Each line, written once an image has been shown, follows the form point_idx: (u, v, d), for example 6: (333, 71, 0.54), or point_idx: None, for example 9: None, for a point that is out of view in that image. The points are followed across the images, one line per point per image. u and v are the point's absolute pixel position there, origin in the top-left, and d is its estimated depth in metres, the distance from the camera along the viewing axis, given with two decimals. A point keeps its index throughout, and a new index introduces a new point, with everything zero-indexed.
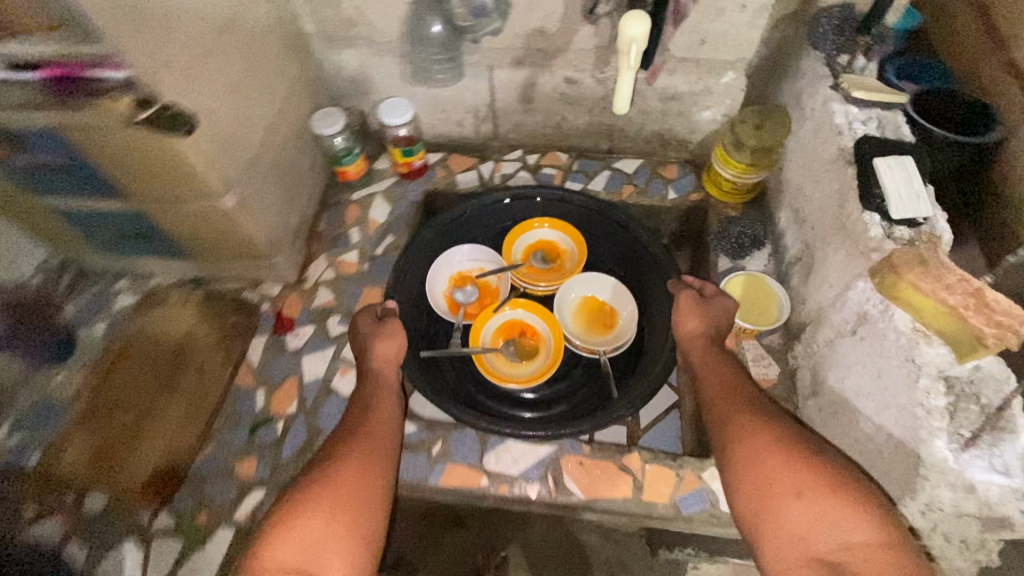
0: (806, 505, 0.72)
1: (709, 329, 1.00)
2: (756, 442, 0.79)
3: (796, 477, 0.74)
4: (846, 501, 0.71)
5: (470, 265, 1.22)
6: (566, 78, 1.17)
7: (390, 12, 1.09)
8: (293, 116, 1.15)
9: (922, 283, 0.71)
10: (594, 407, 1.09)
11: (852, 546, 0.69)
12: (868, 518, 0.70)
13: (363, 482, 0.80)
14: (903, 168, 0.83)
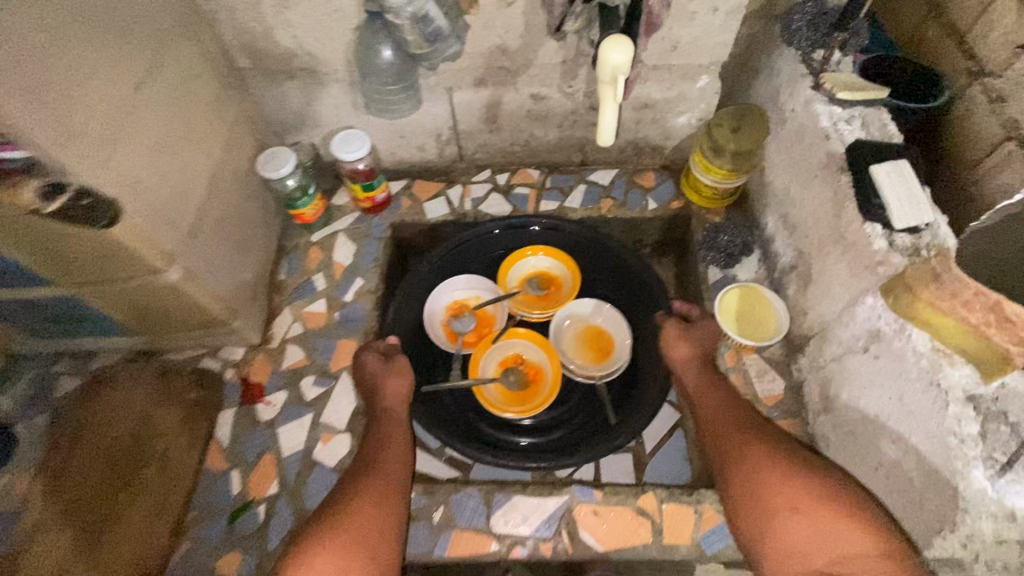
0: (802, 520, 0.71)
1: (697, 346, 0.97)
2: (751, 456, 0.79)
3: (792, 491, 0.73)
4: (843, 512, 0.70)
5: (465, 294, 1.16)
6: (532, 95, 1.10)
7: (336, 39, 0.99)
8: (237, 161, 1.04)
9: (939, 301, 0.67)
10: (594, 431, 1.06)
11: (852, 559, 0.67)
12: (866, 528, 0.68)
13: (368, 536, 0.76)
14: (901, 174, 0.79)
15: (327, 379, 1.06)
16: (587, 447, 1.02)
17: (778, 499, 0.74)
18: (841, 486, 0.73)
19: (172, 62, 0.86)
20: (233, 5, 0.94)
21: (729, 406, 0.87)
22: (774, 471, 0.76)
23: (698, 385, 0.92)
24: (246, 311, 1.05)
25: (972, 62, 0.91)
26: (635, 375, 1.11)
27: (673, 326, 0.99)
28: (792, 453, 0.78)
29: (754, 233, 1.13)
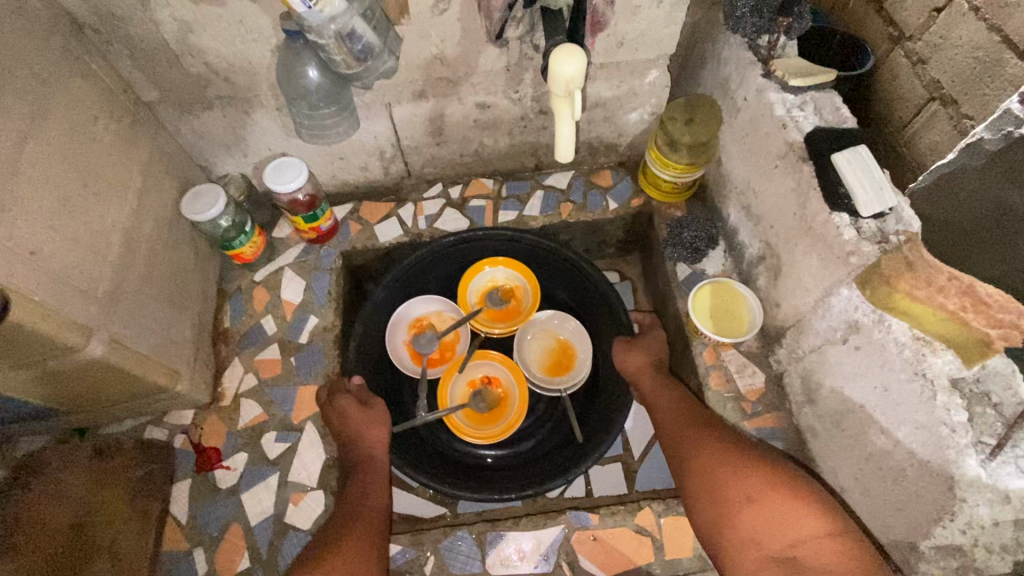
0: (758, 509, 0.73)
1: (652, 357, 0.99)
2: (708, 454, 0.81)
3: (748, 482, 0.76)
4: (795, 499, 0.73)
5: (427, 316, 1.11)
6: (477, 103, 1.04)
7: (254, 62, 0.90)
8: (157, 207, 0.93)
9: (918, 290, 0.67)
10: (561, 445, 1.05)
11: (806, 542, 0.69)
12: (815, 511, 0.72)
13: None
14: (861, 159, 0.77)
15: (290, 433, 0.97)
16: (554, 465, 1.01)
17: (736, 490, 0.76)
18: (794, 475, 0.76)
19: (60, 106, 0.75)
20: (129, 34, 0.83)
21: (688, 409, 0.89)
22: (731, 465, 0.79)
23: (658, 392, 0.94)
24: (189, 371, 0.95)
25: (892, 28, 0.92)
26: (596, 385, 1.09)
27: (622, 341, 1.02)
28: (745, 446, 0.81)
29: (717, 225, 1.11)
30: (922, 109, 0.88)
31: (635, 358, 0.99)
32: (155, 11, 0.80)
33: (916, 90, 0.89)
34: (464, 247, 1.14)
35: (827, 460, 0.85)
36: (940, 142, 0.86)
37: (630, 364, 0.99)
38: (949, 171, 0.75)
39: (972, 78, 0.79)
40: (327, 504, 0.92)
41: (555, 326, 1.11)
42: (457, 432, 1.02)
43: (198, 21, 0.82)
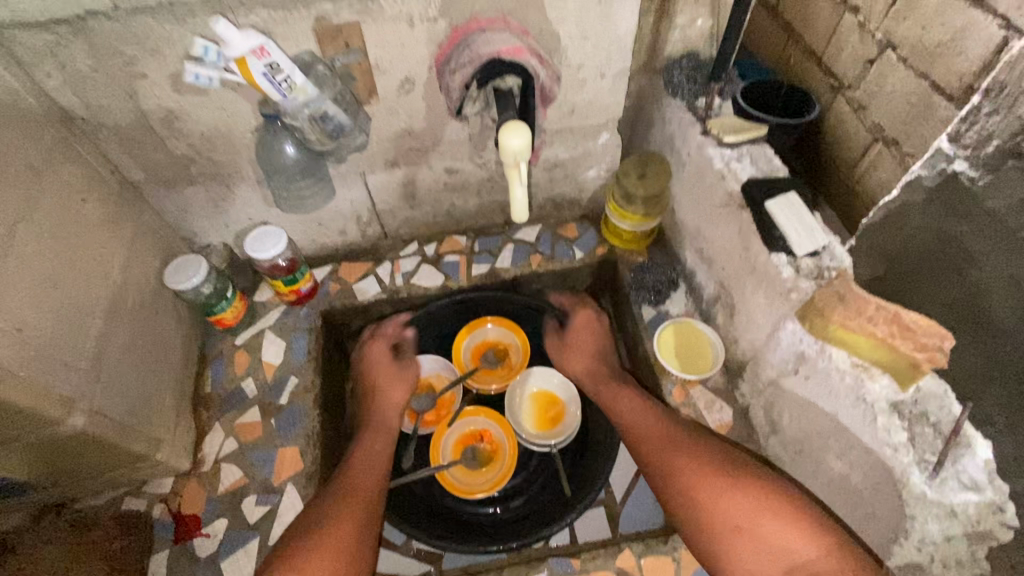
0: (746, 539, 0.72)
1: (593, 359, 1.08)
2: (687, 471, 0.81)
3: (735, 508, 0.75)
4: (781, 518, 0.72)
5: (428, 374, 1.16)
6: (446, 169, 1.12)
7: (235, 142, 0.97)
8: (140, 278, 0.97)
9: (849, 321, 0.73)
10: (551, 500, 1.07)
11: (801, 566, 0.68)
12: (804, 531, 0.70)
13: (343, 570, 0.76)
14: (792, 206, 0.85)
15: (271, 496, 0.98)
16: (541, 517, 1.03)
17: (725, 516, 0.75)
18: (782, 491, 0.75)
19: (51, 192, 0.81)
20: (117, 123, 0.90)
21: (651, 419, 0.91)
22: (714, 485, 0.78)
23: (613, 393, 1.00)
24: (169, 438, 0.96)
25: (834, 83, 1.27)
26: (585, 440, 1.12)
27: (557, 344, 1.14)
28: (727, 462, 0.80)
29: (677, 267, 1.18)
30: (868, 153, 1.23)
31: (578, 360, 1.10)
32: (143, 102, 0.88)
33: (863, 134, 1.23)
34: (462, 309, 1.23)
35: None
36: None
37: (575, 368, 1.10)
38: (894, 207, 0.82)
39: (909, 122, 1.11)
40: None
41: (544, 381, 1.15)
42: (449, 488, 1.05)
43: (182, 109, 0.90)
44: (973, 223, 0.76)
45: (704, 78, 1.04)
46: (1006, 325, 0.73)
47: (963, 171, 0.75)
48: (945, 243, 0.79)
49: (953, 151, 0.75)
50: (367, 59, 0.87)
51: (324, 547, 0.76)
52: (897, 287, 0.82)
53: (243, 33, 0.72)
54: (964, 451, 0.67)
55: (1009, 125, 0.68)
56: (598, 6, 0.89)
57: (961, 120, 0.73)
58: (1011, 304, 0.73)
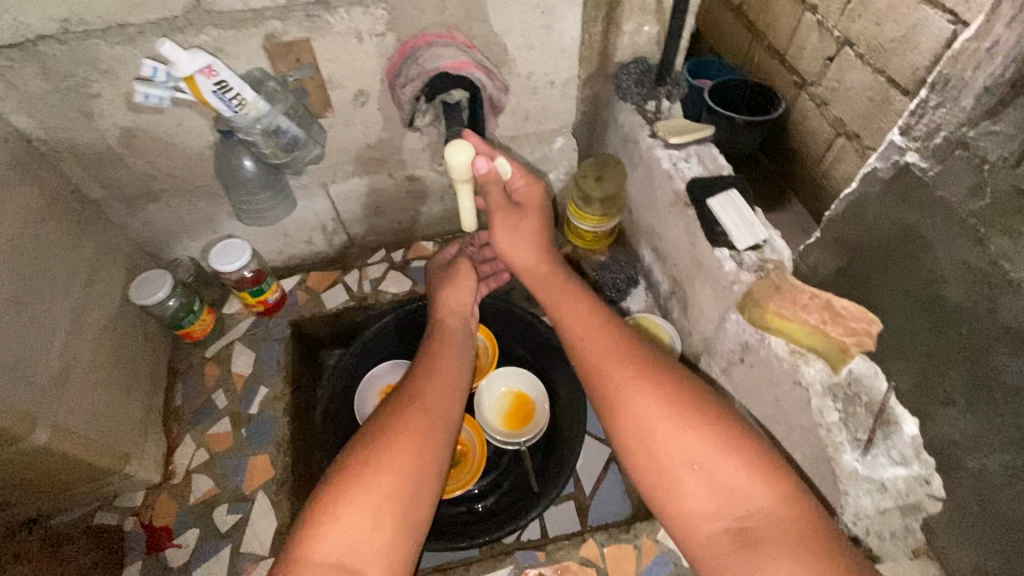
0: (703, 477, 0.67)
1: (540, 249, 0.97)
2: (648, 404, 0.73)
3: (698, 447, 0.69)
4: (744, 464, 0.67)
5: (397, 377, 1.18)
6: (407, 177, 1.14)
7: (194, 157, 0.99)
8: (105, 296, 0.99)
9: (784, 310, 0.78)
10: (520, 496, 1.09)
11: (754, 515, 0.64)
12: (761, 479, 0.66)
13: (404, 481, 0.70)
14: (732, 202, 0.90)
15: (242, 504, 0.99)
16: (512, 512, 1.06)
17: (681, 460, 0.69)
18: (745, 434, 0.70)
19: (9, 212, 0.82)
20: (76, 144, 0.92)
21: (612, 341, 0.82)
22: (679, 422, 0.71)
23: (567, 308, 0.89)
24: (138, 452, 0.98)
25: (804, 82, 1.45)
26: (553, 436, 1.14)
27: (510, 230, 0.96)
28: (684, 401, 0.73)
29: (637, 265, 1.22)
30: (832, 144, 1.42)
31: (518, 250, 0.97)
32: (99, 121, 0.89)
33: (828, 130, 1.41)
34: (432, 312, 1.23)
35: None
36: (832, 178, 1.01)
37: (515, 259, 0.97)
38: (855, 199, 0.75)
39: (868, 116, 1.30)
40: None
41: (511, 380, 1.18)
42: None
43: (138, 127, 0.92)
44: (927, 212, 0.66)
45: (651, 82, 1.08)
46: (961, 307, 0.64)
47: (915, 163, 0.66)
48: (908, 234, 0.69)
49: (905, 144, 0.67)
50: (320, 74, 0.89)
51: (384, 455, 0.72)
52: (862, 280, 0.77)
53: (189, 52, 0.76)
54: (892, 428, 0.72)
55: (954, 118, 0.61)
56: (541, 17, 0.92)
57: (910, 112, 0.66)
58: (965, 293, 0.64)
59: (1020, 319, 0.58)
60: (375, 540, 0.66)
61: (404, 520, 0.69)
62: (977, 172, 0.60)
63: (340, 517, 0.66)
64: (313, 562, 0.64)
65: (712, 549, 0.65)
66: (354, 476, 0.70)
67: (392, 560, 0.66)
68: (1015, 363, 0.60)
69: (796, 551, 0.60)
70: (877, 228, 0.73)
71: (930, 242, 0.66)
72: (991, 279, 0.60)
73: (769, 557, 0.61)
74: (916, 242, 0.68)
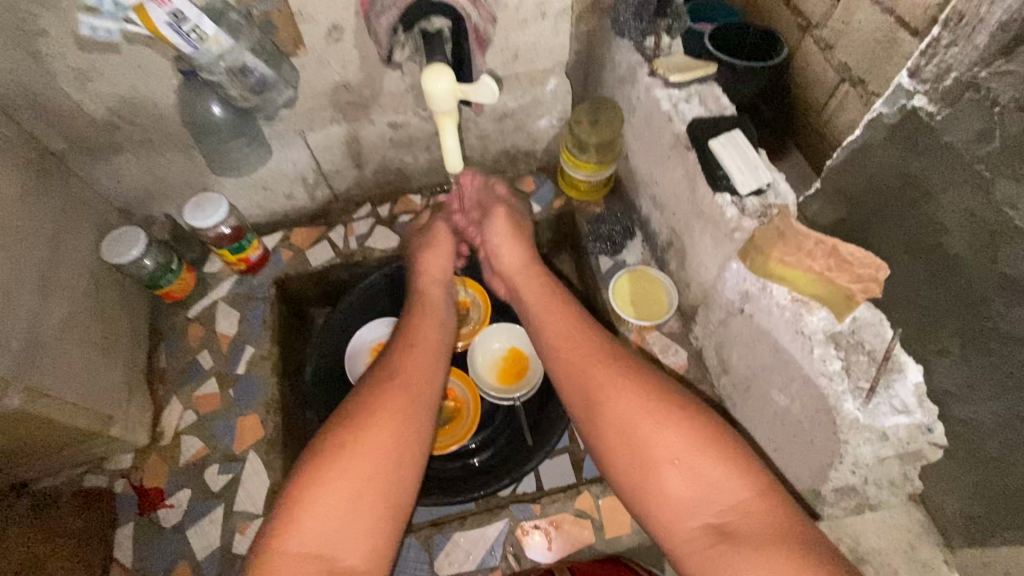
0: (684, 472, 0.68)
1: (528, 252, 0.99)
2: (627, 401, 0.73)
3: (677, 441, 0.69)
4: (721, 458, 0.68)
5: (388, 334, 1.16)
6: (389, 123, 1.08)
7: (158, 103, 0.92)
8: (74, 254, 0.93)
9: (788, 257, 0.73)
10: (514, 450, 1.08)
11: (732, 508, 0.65)
12: (739, 473, 0.67)
13: (383, 466, 0.69)
14: (735, 143, 0.85)
15: (233, 464, 0.98)
16: (507, 466, 1.04)
17: (659, 454, 0.69)
18: (721, 429, 0.71)
19: None
20: (28, 89, 0.84)
21: (590, 338, 0.82)
22: (657, 418, 0.71)
23: (551, 304, 0.90)
24: (123, 414, 0.95)
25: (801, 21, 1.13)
26: (547, 391, 1.13)
27: (507, 230, 1.00)
28: (662, 397, 0.73)
29: (633, 216, 1.17)
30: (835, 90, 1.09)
31: (510, 252, 0.99)
32: (50, 62, 0.82)
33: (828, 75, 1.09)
34: None
35: (745, 424, 0.90)
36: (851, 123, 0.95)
37: (507, 259, 0.99)
38: (860, 146, 0.72)
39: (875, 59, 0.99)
40: None
41: (505, 336, 1.16)
42: None
43: (94, 69, 0.85)
44: (932, 159, 0.64)
45: (651, 14, 0.99)
46: (959, 257, 0.63)
47: (922, 106, 0.64)
48: (908, 180, 0.68)
49: (914, 86, 0.65)
50: (288, 5, 0.82)
51: (364, 437, 0.70)
52: (863, 227, 0.75)
53: None
54: (896, 375, 0.69)
55: (968, 57, 0.59)
56: None
57: (922, 51, 0.63)
58: (964, 240, 0.62)
59: (1017, 268, 0.57)
60: (356, 522, 0.65)
61: (385, 501, 0.67)
62: (985, 113, 0.58)
63: (318, 501, 0.65)
64: (291, 553, 0.62)
65: (691, 545, 0.66)
66: (334, 458, 0.68)
67: (374, 545, 0.65)
68: (1011, 309, 0.59)
69: (773, 543, 0.61)
70: (879, 176, 0.71)
71: (933, 189, 0.65)
72: (990, 228, 0.59)
73: (745, 551, 0.61)
74: (920, 191, 0.66)
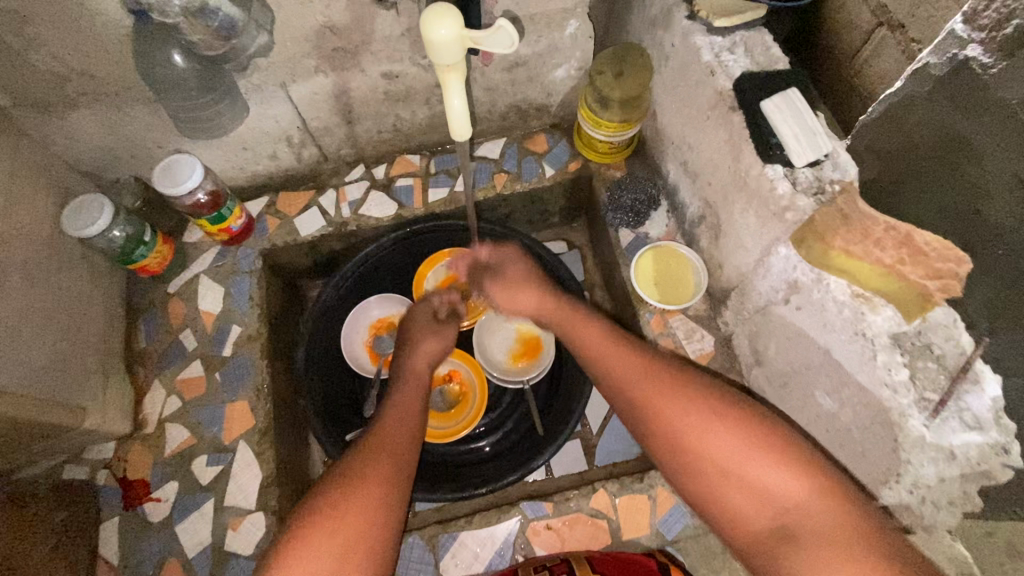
0: (736, 475, 0.60)
1: (543, 294, 0.84)
2: (671, 409, 0.65)
3: (726, 442, 0.61)
4: (774, 455, 0.60)
5: (390, 310, 1.06)
6: (383, 74, 0.93)
7: (110, 51, 0.78)
8: (29, 228, 0.82)
9: (853, 246, 0.63)
10: (523, 438, 1.01)
11: (793, 509, 0.57)
12: (796, 469, 0.59)
13: (373, 522, 0.62)
14: (792, 105, 0.71)
15: (223, 455, 0.91)
16: (519, 455, 0.99)
17: (704, 458, 0.62)
18: (772, 424, 0.62)
19: None
20: None
21: (617, 348, 0.74)
22: (697, 420, 0.64)
23: (571, 321, 0.80)
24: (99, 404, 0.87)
25: None
26: (558, 374, 1.04)
27: (510, 285, 0.85)
28: (708, 391, 0.66)
29: (658, 183, 1.04)
30: (869, 37, 0.68)
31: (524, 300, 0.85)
32: None
33: (864, 12, 0.68)
34: (422, 238, 1.09)
35: None
36: (888, 74, 0.66)
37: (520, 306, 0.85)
38: (902, 104, 0.62)
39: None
40: (270, 527, 0.86)
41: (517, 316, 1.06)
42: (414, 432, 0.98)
43: (28, 9, 0.71)
44: (978, 115, 0.54)
45: None
46: (1007, 224, 0.52)
47: (977, 58, 0.54)
48: (953, 141, 0.56)
49: (968, 34, 0.54)
50: None
51: (351, 503, 0.62)
52: (896, 192, 0.63)
53: None
54: (970, 389, 0.58)
55: None
56: None
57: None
58: (1009, 208, 0.51)
59: None
60: None
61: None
62: None
63: (302, 562, 0.58)
64: None
65: (761, 549, 0.59)
66: (314, 528, 0.60)
67: None
68: None
69: (848, 547, 0.53)
70: (920, 137, 0.60)
71: (978, 148, 0.54)
72: None
73: (810, 554, 0.55)
74: (964, 151, 0.55)
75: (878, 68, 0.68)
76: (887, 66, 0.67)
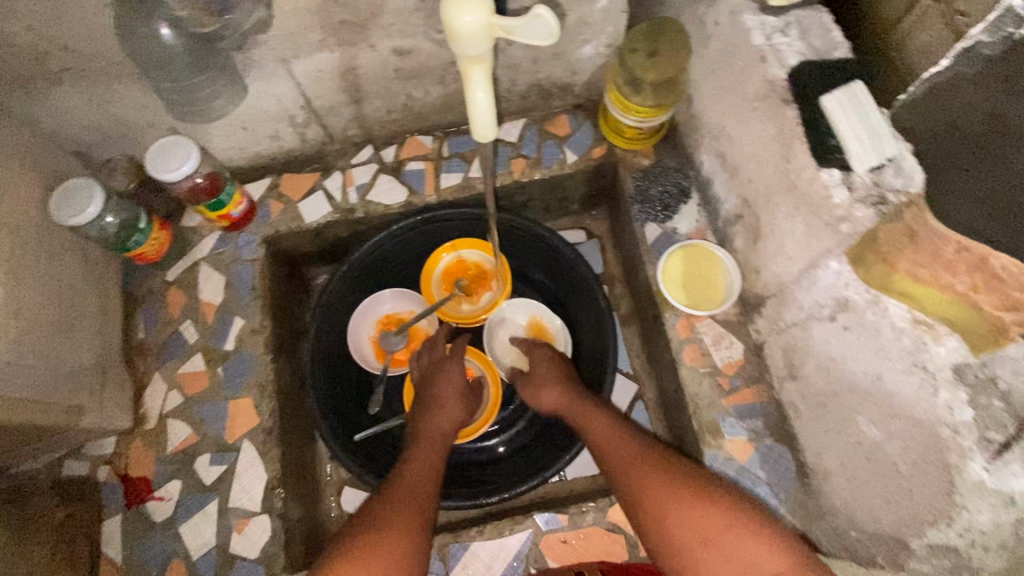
0: (715, 547, 0.60)
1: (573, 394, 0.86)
2: (660, 487, 0.66)
3: (699, 515, 0.62)
4: (740, 526, 0.61)
5: (400, 305, 1.02)
6: (394, 50, 0.85)
7: (92, 23, 0.70)
8: (16, 217, 0.76)
9: (920, 269, 0.57)
10: (536, 438, 0.99)
11: None
12: (761, 536, 0.60)
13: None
14: (856, 101, 0.62)
15: (226, 455, 0.88)
16: (531, 457, 0.96)
17: (689, 533, 0.62)
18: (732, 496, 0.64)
19: None
20: None
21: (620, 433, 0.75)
22: (678, 493, 0.65)
23: (588, 416, 0.80)
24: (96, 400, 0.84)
25: None
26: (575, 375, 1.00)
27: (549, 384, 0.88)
28: (681, 468, 0.68)
29: (689, 174, 0.96)
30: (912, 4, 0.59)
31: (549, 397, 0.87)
32: None
33: None
34: (433, 226, 1.02)
35: (810, 441, 0.77)
36: (930, 44, 0.58)
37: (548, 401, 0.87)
38: (945, 77, 0.56)
39: None
40: (276, 530, 0.84)
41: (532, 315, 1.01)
42: None
43: None
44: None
45: None
46: None
47: None
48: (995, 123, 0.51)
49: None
50: None
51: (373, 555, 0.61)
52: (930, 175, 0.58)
53: None
54: None
55: None
56: None
57: None
58: None
59: None
60: None
61: None
62: None
63: None
64: None
65: None
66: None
67: None
68: None
69: None
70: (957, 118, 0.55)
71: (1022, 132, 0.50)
72: None
73: None
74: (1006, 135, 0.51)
75: (918, 40, 0.59)
76: (929, 40, 0.58)
